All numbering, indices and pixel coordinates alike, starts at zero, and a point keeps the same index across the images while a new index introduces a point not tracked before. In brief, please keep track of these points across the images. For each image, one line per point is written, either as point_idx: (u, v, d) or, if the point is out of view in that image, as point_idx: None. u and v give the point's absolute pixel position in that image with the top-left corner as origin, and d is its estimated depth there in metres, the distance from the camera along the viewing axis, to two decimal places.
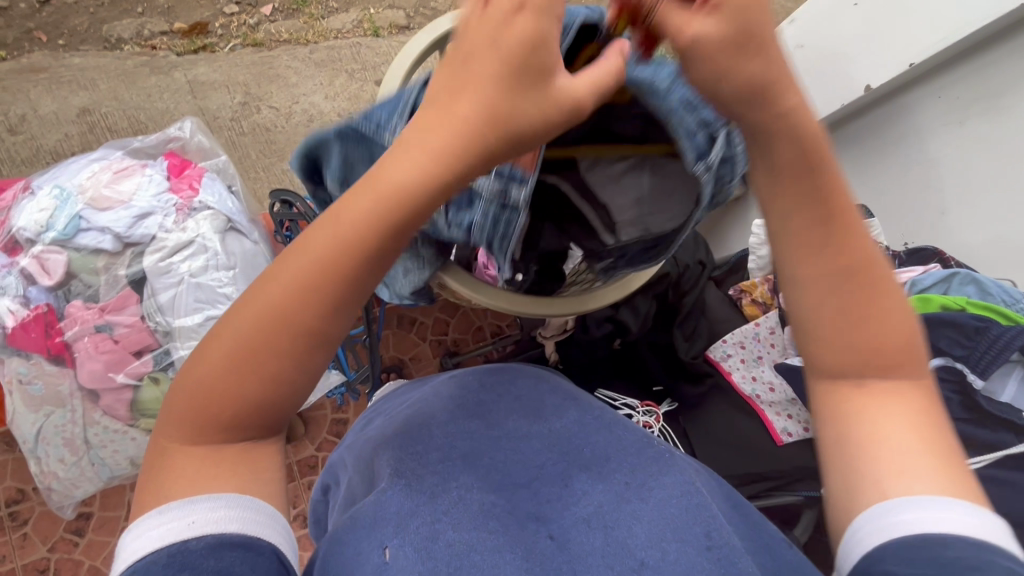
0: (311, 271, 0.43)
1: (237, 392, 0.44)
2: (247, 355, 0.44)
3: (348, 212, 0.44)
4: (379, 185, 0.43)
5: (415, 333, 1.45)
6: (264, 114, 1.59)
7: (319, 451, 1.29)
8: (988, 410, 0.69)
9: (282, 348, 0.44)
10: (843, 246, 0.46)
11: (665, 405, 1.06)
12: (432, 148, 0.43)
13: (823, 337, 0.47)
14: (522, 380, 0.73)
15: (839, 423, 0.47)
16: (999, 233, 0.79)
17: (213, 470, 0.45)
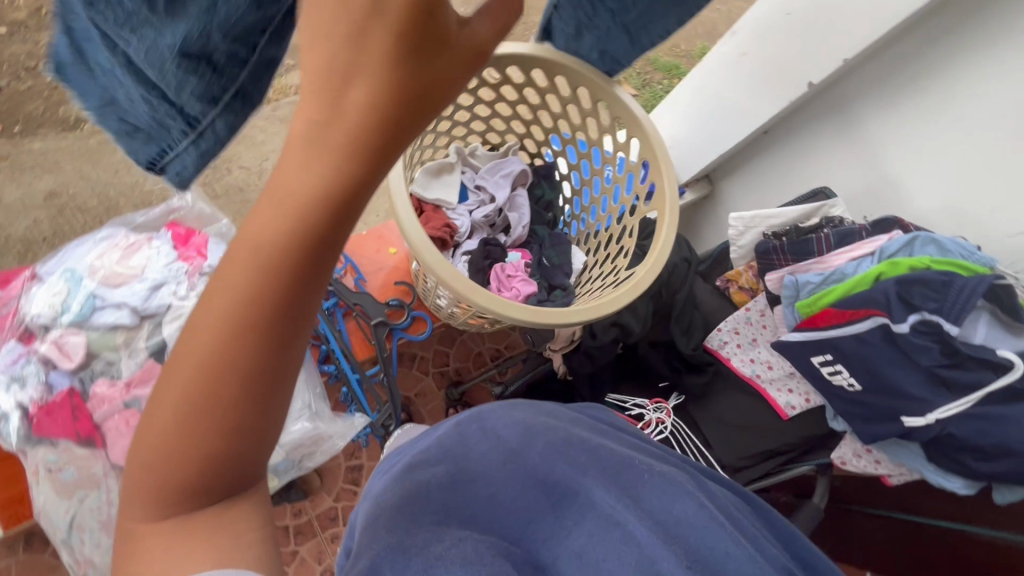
0: (231, 307, 0.36)
1: (182, 452, 0.39)
2: (189, 415, 0.38)
3: (253, 226, 0.35)
4: (274, 195, 0.35)
5: (417, 369, 1.47)
6: (235, 174, 1.61)
7: (337, 501, 1.27)
8: (967, 354, 0.77)
9: (223, 401, 0.38)
10: None
11: (673, 399, 1.13)
12: (316, 138, 0.34)
13: None
14: (497, 408, 0.65)
15: None
16: (945, 194, 0.89)
17: (191, 542, 0.40)
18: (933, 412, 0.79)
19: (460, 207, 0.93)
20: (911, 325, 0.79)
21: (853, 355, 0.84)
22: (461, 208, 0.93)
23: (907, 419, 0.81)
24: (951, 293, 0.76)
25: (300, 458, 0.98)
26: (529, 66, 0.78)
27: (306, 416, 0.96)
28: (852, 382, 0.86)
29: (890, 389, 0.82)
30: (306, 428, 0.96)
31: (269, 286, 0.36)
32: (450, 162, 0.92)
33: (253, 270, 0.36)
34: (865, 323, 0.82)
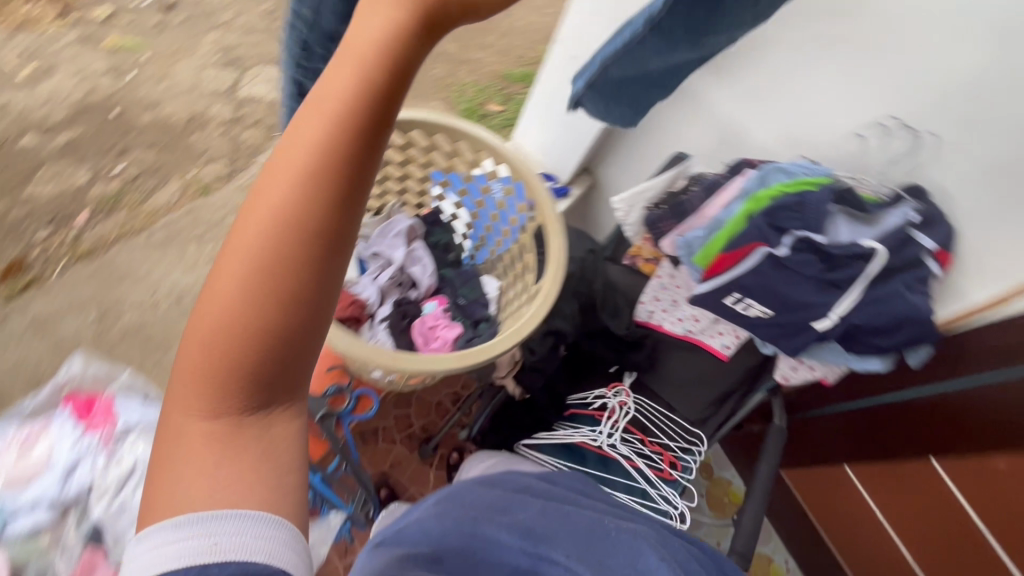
0: (300, 172, 0.41)
1: (252, 320, 0.42)
2: (253, 289, 0.41)
3: (328, 89, 0.41)
4: (353, 52, 0.40)
5: (383, 441, 1.45)
6: (129, 315, 1.55)
7: None
8: (841, 255, 0.88)
9: (291, 263, 0.42)
10: None
11: (627, 378, 1.20)
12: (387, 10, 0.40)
13: None
14: (478, 476, 0.90)
15: None
16: (777, 124, 1.01)
17: (235, 468, 0.45)
18: (834, 311, 0.89)
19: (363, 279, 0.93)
20: (789, 246, 0.89)
21: (757, 288, 0.92)
22: (364, 280, 0.92)
23: (816, 323, 0.90)
24: (808, 211, 0.89)
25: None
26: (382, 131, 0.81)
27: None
28: (764, 310, 0.94)
29: (796, 305, 0.91)
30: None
31: (340, 144, 0.41)
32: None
33: (320, 125, 0.40)
34: (755, 257, 0.90)
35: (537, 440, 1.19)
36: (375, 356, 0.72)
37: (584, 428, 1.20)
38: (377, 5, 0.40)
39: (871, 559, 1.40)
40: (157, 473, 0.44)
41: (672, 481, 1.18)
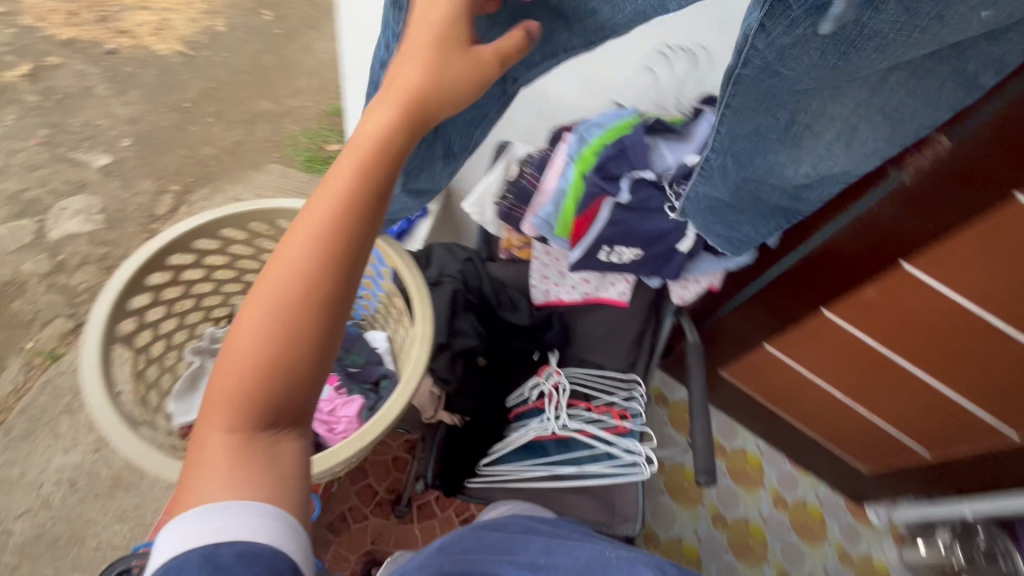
0: (319, 229, 0.55)
1: (274, 343, 0.53)
2: (282, 316, 0.53)
3: (341, 170, 0.56)
4: (361, 143, 0.57)
5: (356, 522, 1.41)
6: (20, 528, 1.36)
7: None
8: (673, 178, 0.95)
9: (308, 298, 0.54)
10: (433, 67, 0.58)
11: (552, 358, 1.23)
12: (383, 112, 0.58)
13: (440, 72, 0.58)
14: (491, 523, 0.99)
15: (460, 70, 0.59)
16: (578, 83, 1.06)
17: (244, 480, 0.52)
18: (689, 229, 0.97)
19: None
20: (629, 189, 0.93)
21: (620, 235, 0.97)
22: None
23: (680, 246, 0.98)
24: (630, 152, 0.93)
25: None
26: (189, 244, 0.79)
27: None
28: (634, 251, 1.00)
29: (657, 238, 0.98)
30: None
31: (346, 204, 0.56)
32: (195, 369, 0.91)
33: (338, 191, 0.56)
34: (605, 210, 0.95)
35: (495, 455, 1.19)
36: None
37: (533, 422, 1.21)
38: (387, 101, 0.58)
39: (813, 408, 1.58)
40: (190, 479, 0.53)
41: (628, 432, 1.23)
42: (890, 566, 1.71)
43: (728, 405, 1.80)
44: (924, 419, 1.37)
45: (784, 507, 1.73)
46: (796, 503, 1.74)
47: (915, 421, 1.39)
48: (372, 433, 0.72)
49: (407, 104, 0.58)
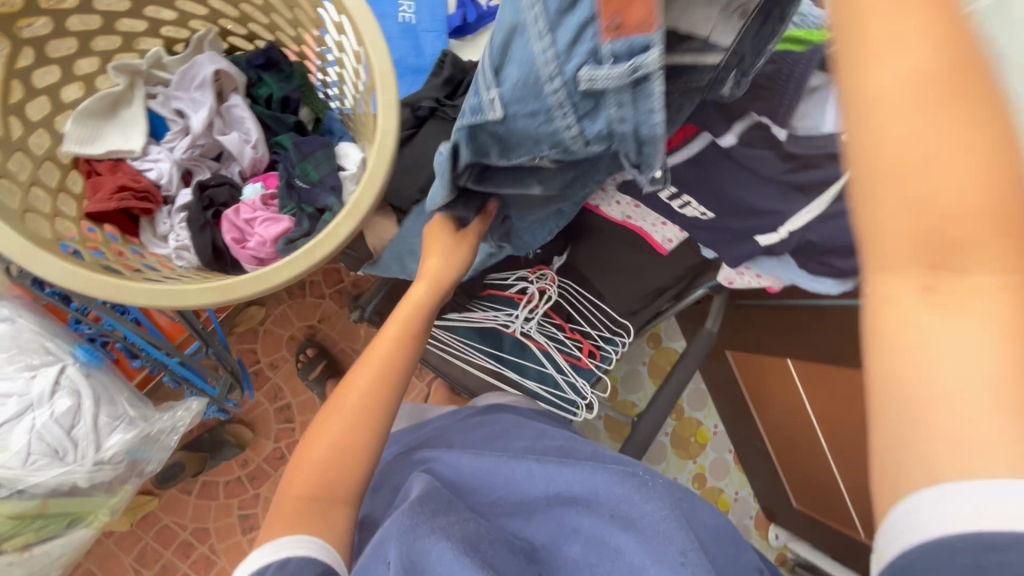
0: (400, 325, 0.68)
1: (371, 410, 0.64)
2: (377, 397, 0.65)
3: (416, 290, 0.70)
4: (430, 274, 0.71)
5: (312, 295, 1.41)
6: None
7: (278, 441, 1.38)
8: (809, 150, 0.64)
9: (384, 387, 0.65)
10: (446, 255, 0.71)
11: (555, 262, 1.08)
12: (439, 258, 0.71)
13: (450, 258, 0.71)
14: (473, 418, 0.84)
15: (449, 255, 0.71)
16: None
17: (309, 520, 0.57)
18: (785, 226, 0.71)
19: (157, 149, 0.69)
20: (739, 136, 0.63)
21: (694, 181, 0.72)
22: (155, 149, 0.69)
23: (761, 238, 0.73)
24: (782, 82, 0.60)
25: (101, 484, 0.74)
26: None
27: (68, 395, 0.71)
28: (704, 211, 0.76)
29: (738, 208, 0.72)
30: (59, 472, 0.70)
31: (420, 318, 0.70)
32: (120, 90, 0.67)
33: (407, 309, 0.69)
34: (693, 144, 0.68)
35: (447, 322, 1.07)
36: (108, 287, 0.46)
37: (499, 312, 1.08)
38: (433, 254, 0.71)
39: (795, 426, 1.43)
40: (277, 508, 0.60)
41: (586, 370, 1.10)
42: None
43: (713, 378, 1.70)
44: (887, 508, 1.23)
45: (699, 484, 1.73)
46: (713, 487, 1.73)
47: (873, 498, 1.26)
48: (227, 284, 0.48)
49: (440, 283, 0.71)
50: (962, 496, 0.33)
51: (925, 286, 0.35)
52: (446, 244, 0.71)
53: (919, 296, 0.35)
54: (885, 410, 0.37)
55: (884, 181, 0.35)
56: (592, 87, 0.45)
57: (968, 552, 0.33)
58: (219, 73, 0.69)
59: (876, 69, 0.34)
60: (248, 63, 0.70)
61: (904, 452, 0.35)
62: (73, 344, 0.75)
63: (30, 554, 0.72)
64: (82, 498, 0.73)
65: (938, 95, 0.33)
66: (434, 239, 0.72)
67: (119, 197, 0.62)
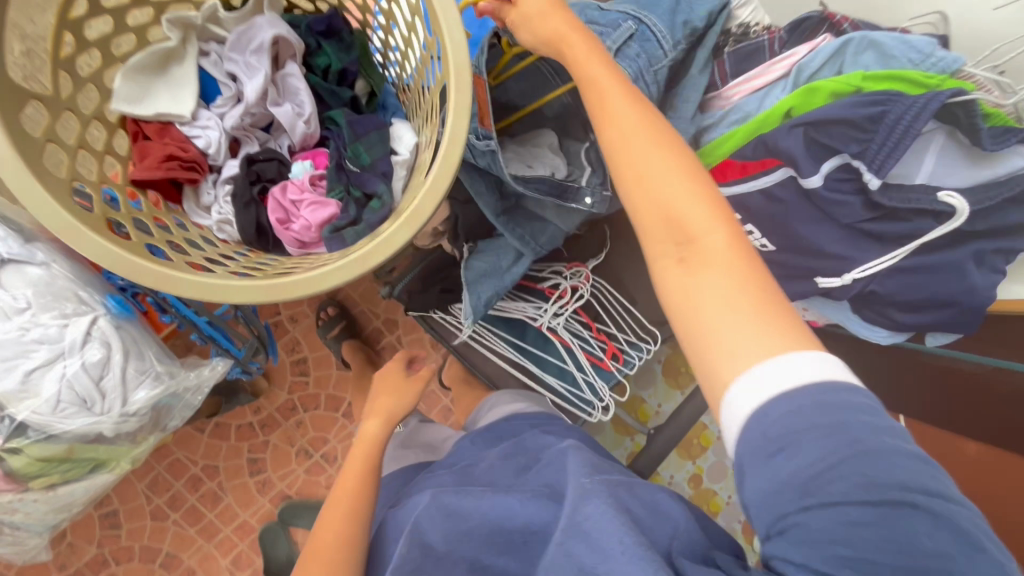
0: (361, 457, 0.70)
1: (347, 531, 0.61)
2: (351, 516, 0.63)
3: (368, 426, 0.74)
4: (378, 412, 0.75)
5: None
6: None
7: (291, 393, 1.41)
8: (898, 204, 0.59)
9: (353, 505, 0.64)
10: (387, 400, 0.77)
11: (591, 262, 1.07)
12: (384, 400, 0.77)
13: (394, 401, 0.77)
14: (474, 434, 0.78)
15: (399, 400, 0.77)
16: None
17: None
18: (851, 273, 0.66)
19: (206, 114, 0.66)
20: (824, 177, 0.58)
21: (762, 213, 0.68)
22: (205, 114, 0.65)
23: (822, 280, 0.69)
24: (888, 129, 0.53)
25: (124, 435, 0.76)
26: None
27: (99, 346, 0.71)
28: (764, 242, 0.71)
29: (804, 247, 0.68)
30: (87, 421, 0.70)
31: (375, 447, 0.72)
32: (173, 45, 0.63)
33: (362, 443, 0.72)
34: (771, 176, 0.63)
35: None
36: (150, 275, 0.44)
37: (528, 303, 1.06)
38: (379, 401, 0.77)
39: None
40: None
41: (608, 372, 1.07)
42: None
43: None
44: None
45: (694, 485, 1.75)
46: (707, 489, 1.75)
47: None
48: (274, 286, 0.46)
49: (387, 418, 0.75)
50: (785, 359, 0.44)
51: (680, 260, 0.50)
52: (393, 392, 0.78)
53: (681, 270, 0.50)
54: (713, 332, 0.47)
55: (634, 189, 0.53)
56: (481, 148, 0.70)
57: (811, 397, 0.42)
58: (278, 38, 0.65)
59: (613, 113, 0.56)
60: (309, 29, 0.67)
61: (704, 313, 0.48)
62: (106, 293, 0.75)
63: (54, 494, 0.74)
64: (106, 447, 0.74)
65: (638, 144, 0.53)
66: (381, 390, 0.79)
67: (167, 165, 0.60)
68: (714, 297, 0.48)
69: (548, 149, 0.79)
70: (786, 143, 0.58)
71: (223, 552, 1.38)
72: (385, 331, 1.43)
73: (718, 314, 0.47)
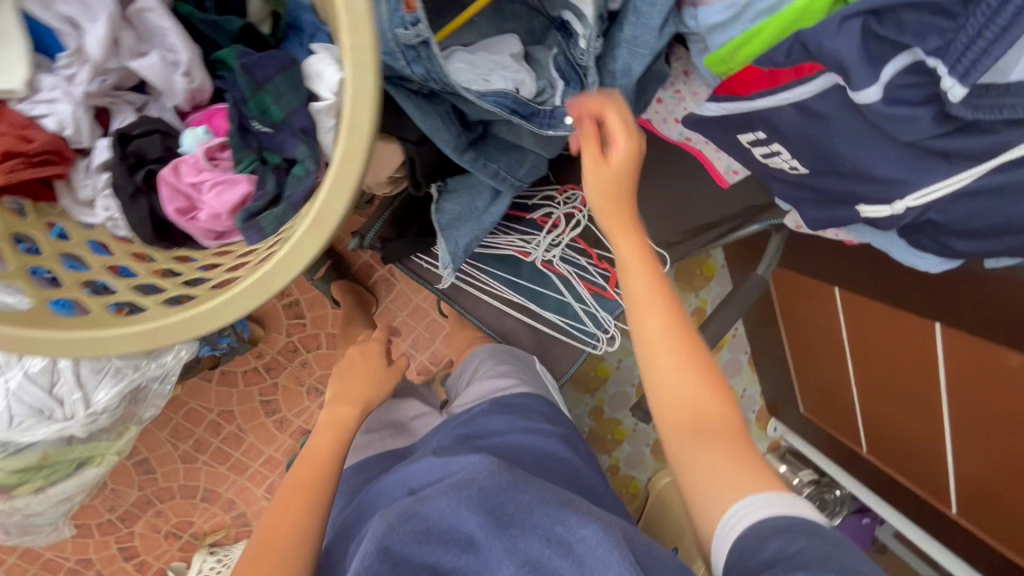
0: (336, 439, 0.69)
1: (310, 518, 0.59)
2: (320, 502, 0.61)
3: (342, 409, 0.72)
4: (352, 398, 0.74)
5: None
6: None
7: (291, 335, 1.38)
8: (985, 113, 0.43)
9: (323, 488, 0.63)
10: (359, 384, 0.76)
11: (586, 183, 0.93)
12: (363, 387, 0.76)
13: (366, 389, 0.76)
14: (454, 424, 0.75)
15: (375, 389, 0.76)
16: None
17: None
18: (902, 201, 0.53)
19: (49, 81, 0.52)
20: (886, 85, 0.43)
21: (794, 130, 0.53)
22: (49, 81, 0.52)
23: (866, 210, 0.56)
24: (990, 11, 0.37)
25: (98, 433, 0.72)
26: None
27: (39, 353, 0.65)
28: (795, 165, 0.57)
29: (846, 169, 0.54)
30: (50, 430, 0.67)
31: (345, 427, 0.71)
32: None
33: (336, 418, 0.71)
34: (813, 86, 0.47)
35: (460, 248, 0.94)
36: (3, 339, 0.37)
37: (518, 235, 0.96)
38: (352, 387, 0.75)
39: (814, 340, 1.39)
40: None
41: (613, 303, 0.98)
42: None
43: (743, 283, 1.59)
44: (894, 432, 1.26)
45: None
46: None
47: (879, 421, 1.29)
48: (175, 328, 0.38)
49: (361, 401, 0.74)
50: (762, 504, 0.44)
51: (695, 432, 0.49)
52: (369, 383, 0.77)
53: (691, 438, 0.49)
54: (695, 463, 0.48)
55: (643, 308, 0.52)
56: (405, 42, 0.51)
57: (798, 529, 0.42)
58: None
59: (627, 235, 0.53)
60: None
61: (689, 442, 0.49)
62: None
63: (45, 495, 0.73)
64: (84, 445, 0.72)
65: (656, 298, 0.52)
66: (345, 378, 0.77)
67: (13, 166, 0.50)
68: (720, 458, 0.48)
69: (509, 56, 0.59)
70: (833, 44, 0.42)
71: (257, 484, 1.46)
72: (375, 264, 1.34)
73: (719, 475, 0.47)
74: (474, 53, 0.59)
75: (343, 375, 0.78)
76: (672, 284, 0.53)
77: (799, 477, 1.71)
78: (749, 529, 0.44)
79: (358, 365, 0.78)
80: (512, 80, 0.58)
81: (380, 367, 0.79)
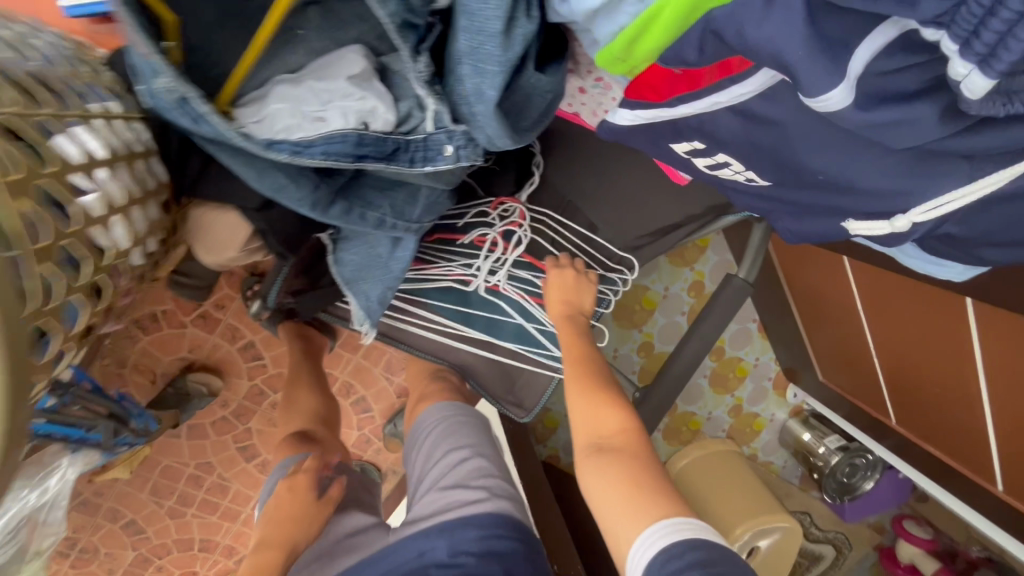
0: None
1: None
2: None
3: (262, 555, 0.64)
4: (276, 540, 0.65)
5: None
6: None
7: (254, 378, 1.28)
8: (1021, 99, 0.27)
9: None
10: (284, 520, 0.67)
11: (523, 192, 0.78)
12: (289, 525, 0.67)
13: (294, 526, 0.67)
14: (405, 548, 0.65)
15: (303, 524, 0.67)
16: None
17: None
18: (907, 214, 0.36)
19: None
20: (860, 77, 0.27)
21: (737, 140, 0.38)
22: None
23: (855, 227, 0.40)
24: None
25: None
26: None
27: None
28: (751, 176, 0.42)
29: (818, 181, 0.38)
30: None
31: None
32: None
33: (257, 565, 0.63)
34: (751, 82, 0.35)
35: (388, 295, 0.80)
36: None
37: (453, 262, 0.79)
38: (277, 523, 0.66)
39: (825, 305, 1.24)
40: None
41: None
42: (768, 426, 1.71)
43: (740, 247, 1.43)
44: (928, 412, 1.12)
45: (717, 356, 1.59)
46: (731, 357, 1.60)
47: (907, 393, 1.15)
48: None
49: (287, 542, 0.65)
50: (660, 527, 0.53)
51: (597, 450, 0.62)
52: (298, 518, 0.68)
53: (594, 454, 0.62)
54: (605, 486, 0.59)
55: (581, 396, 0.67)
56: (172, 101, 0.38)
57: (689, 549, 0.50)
58: None
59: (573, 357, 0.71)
60: None
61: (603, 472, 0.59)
62: None
63: None
64: None
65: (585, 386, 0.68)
66: (271, 510, 0.68)
67: None
68: (616, 475, 0.58)
69: (348, 78, 0.44)
70: (761, 33, 0.27)
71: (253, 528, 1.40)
72: None
73: (618, 499, 0.57)
74: (299, 82, 0.44)
75: (271, 506, 0.69)
76: (603, 378, 0.69)
77: (825, 445, 1.58)
78: (652, 559, 0.51)
79: (284, 491, 0.69)
80: (353, 113, 0.44)
81: (311, 497, 0.70)
